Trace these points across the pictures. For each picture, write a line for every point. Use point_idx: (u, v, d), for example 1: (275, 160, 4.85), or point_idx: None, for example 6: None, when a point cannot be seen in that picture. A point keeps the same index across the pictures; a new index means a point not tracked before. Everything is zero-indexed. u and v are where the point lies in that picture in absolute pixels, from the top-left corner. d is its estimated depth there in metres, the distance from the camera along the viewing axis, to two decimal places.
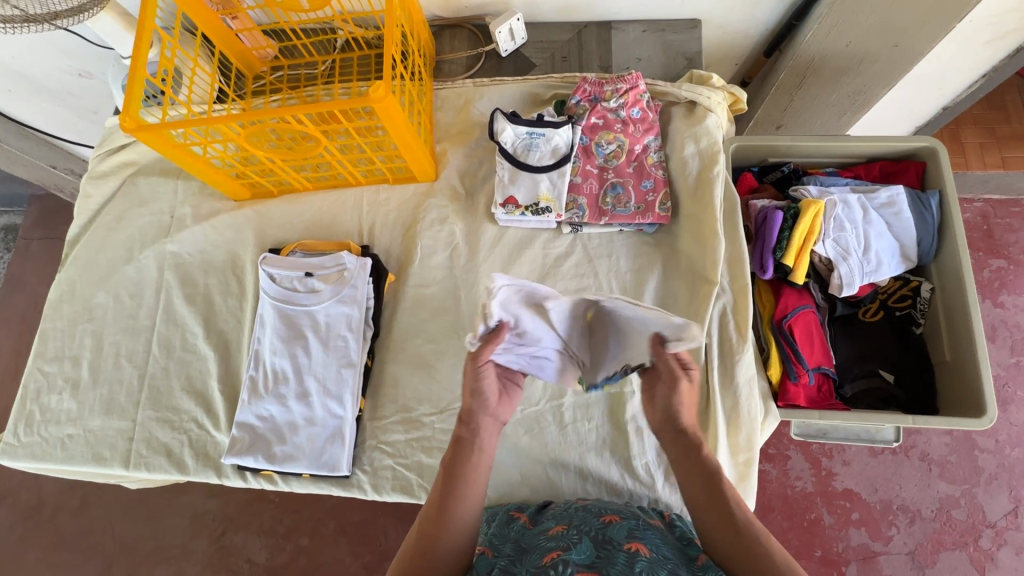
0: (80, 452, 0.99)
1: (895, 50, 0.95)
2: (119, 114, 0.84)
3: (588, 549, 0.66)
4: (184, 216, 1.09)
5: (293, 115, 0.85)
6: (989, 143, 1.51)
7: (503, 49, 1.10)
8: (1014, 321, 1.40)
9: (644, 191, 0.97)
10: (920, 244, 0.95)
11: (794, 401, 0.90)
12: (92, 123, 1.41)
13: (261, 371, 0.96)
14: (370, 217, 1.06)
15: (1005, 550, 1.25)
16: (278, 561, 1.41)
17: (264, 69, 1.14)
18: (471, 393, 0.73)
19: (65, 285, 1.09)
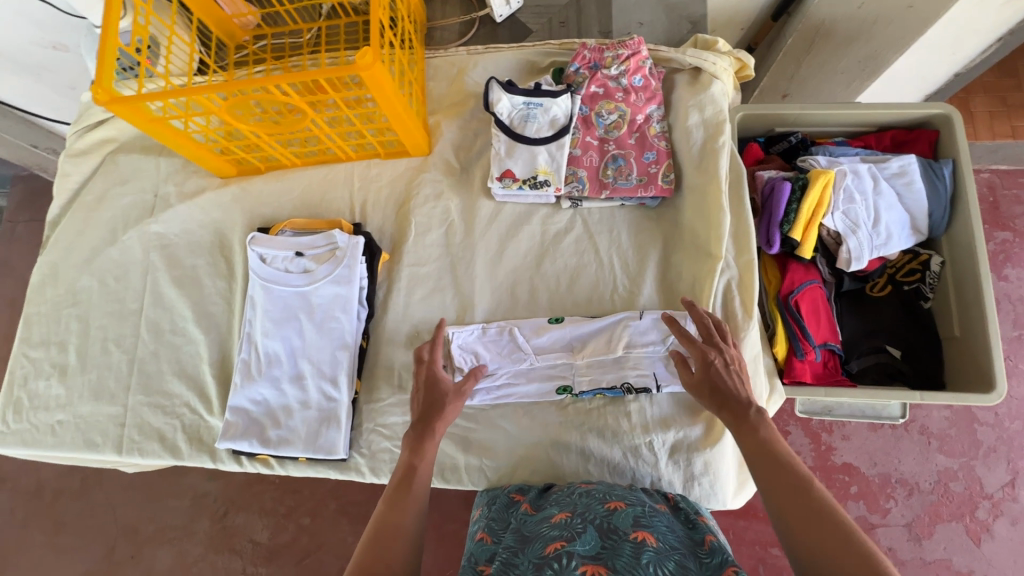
0: (71, 439, 0.97)
1: (910, 12, 0.91)
2: (90, 85, 0.79)
3: (593, 540, 0.64)
4: (168, 194, 1.05)
5: (278, 85, 0.81)
6: (999, 112, 1.46)
7: (497, 14, 1.04)
8: (1018, 295, 1.38)
9: (646, 163, 0.93)
10: (931, 216, 0.92)
11: (800, 378, 0.88)
12: (70, 99, 1.35)
13: (254, 354, 0.93)
14: (362, 193, 1.02)
15: (1002, 521, 1.26)
16: (279, 540, 1.41)
17: (247, 39, 1.08)
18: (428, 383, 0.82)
19: (48, 268, 1.05)
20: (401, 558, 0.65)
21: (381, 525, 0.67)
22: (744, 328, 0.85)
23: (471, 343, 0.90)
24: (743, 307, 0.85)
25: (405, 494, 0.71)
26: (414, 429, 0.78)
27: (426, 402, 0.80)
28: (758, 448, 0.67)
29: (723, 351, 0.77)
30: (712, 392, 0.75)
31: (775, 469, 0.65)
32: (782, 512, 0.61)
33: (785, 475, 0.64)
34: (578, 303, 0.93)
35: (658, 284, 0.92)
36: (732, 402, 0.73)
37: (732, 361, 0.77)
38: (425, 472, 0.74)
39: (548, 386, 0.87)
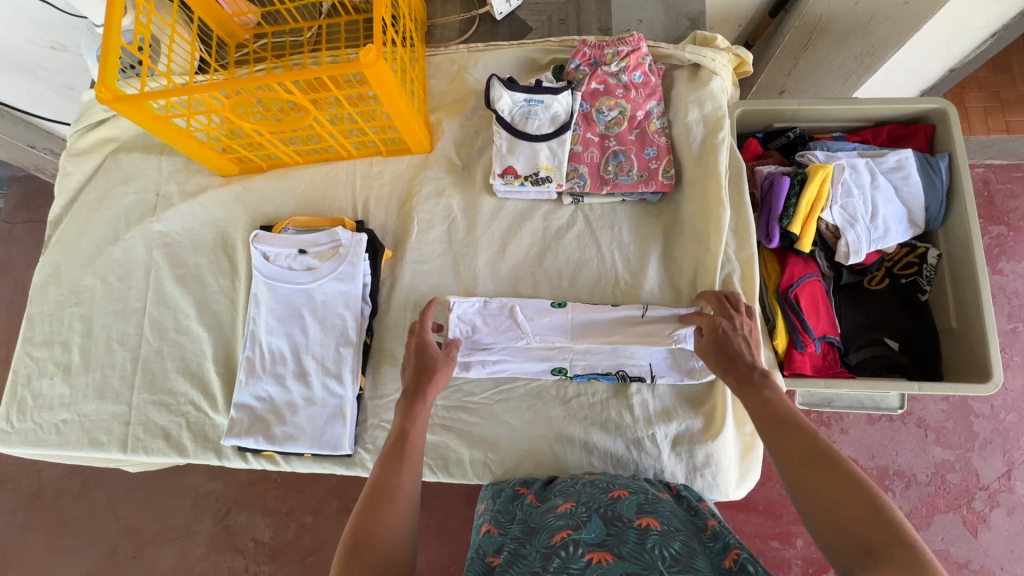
0: (76, 438, 0.97)
1: (907, 8, 0.91)
2: (94, 84, 0.79)
3: (598, 527, 0.65)
4: (170, 193, 1.05)
5: (280, 82, 0.81)
6: (992, 108, 1.48)
7: (497, 11, 1.05)
8: (1012, 288, 1.40)
9: (646, 159, 0.94)
10: (928, 210, 0.93)
11: (800, 370, 0.89)
12: (69, 99, 1.35)
13: (258, 351, 0.94)
14: (364, 191, 1.02)
15: (998, 512, 1.28)
16: (282, 539, 1.42)
17: (247, 38, 1.08)
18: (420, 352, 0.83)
19: (50, 268, 1.05)
20: (400, 517, 0.65)
21: (377, 487, 0.67)
22: None
23: (469, 315, 0.89)
24: (744, 298, 0.87)
25: (398, 456, 0.71)
26: (407, 396, 0.79)
27: (416, 370, 0.82)
28: (763, 408, 0.66)
29: (733, 319, 0.78)
30: (718, 354, 0.75)
31: (783, 426, 0.62)
32: (790, 471, 0.59)
33: (793, 432, 0.61)
34: (580, 297, 0.94)
35: (660, 280, 0.93)
36: (736, 365, 0.73)
37: (741, 327, 0.77)
38: (418, 434, 0.74)
39: (544, 366, 0.88)
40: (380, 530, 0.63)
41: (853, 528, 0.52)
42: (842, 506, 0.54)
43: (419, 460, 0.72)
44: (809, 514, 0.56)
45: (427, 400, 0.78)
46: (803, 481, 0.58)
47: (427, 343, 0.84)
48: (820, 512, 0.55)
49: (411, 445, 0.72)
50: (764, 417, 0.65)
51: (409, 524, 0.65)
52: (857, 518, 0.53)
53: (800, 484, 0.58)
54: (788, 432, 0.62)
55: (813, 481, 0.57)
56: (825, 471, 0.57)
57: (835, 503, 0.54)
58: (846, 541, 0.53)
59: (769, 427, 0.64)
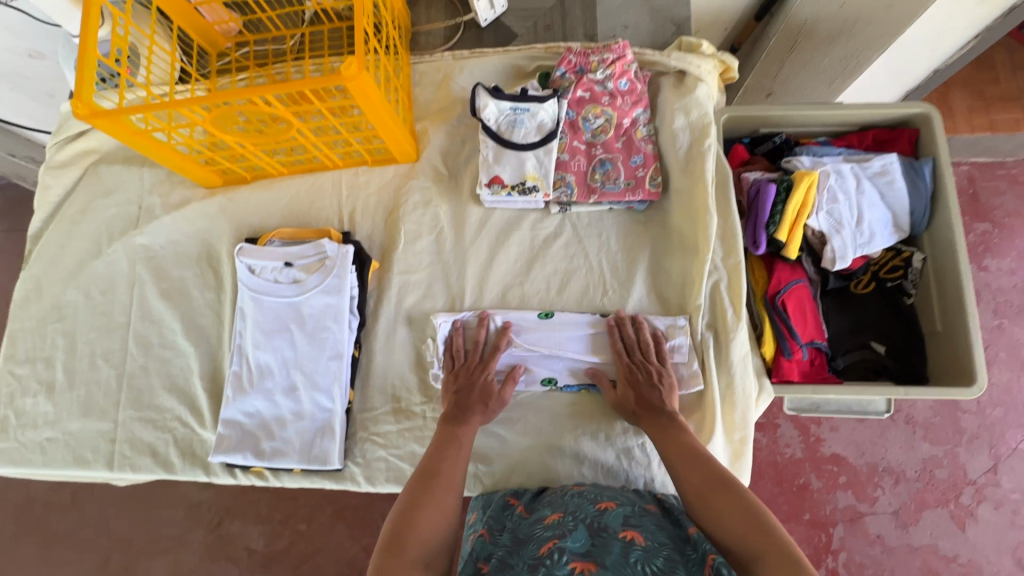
0: (61, 456, 0.96)
1: (889, 12, 0.93)
2: (69, 99, 0.78)
3: (583, 538, 0.66)
4: (153, 206, 1.03)
5: (261, 96, 0.80)
6: (976, 106, 1.49)
7: (482, 18, 1.04)
8: (997, 285, 1.42)
9: (633, 166, 0.94)
10: (912, 214, 0.94)
11: (788, 376, 0.90)
12: (48, 108, 1.33)
13: (245, 366, 0.93)
14: (350, 202, 1.01)
15: (985, 506, 1.29)
16: (276, 547, 1.41)
17: (229, 46, 1.07)
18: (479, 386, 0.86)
19: (32, 283, 1.04)
20: (431, 525, 0.70)
21: (412, 499, 0.72)
22: (732, 331, 0.86)
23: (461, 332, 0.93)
24: (731, 308, 0.86)
25: (432, 474, 0.75)
26: (451, 416, 0.83)
27: (464, 394, 0.86)
28: (672, 443, 0.76)
29: (651, 367, 0.85)
30: (636, 404, 0.83)
31: (686, 460, 0.73)
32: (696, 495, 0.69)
33: (696, 462, 0.72)
34: (569, 306, 0.94)
35: (649, 287, 0.93)
36: (650, 412, 0.81)
37: (659, 375, 0.84)
38: (457, 455, 0.79)
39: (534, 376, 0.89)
40: (413, 534, 0.68)
41: (750, 542, 0.62)
42: (737, 522, 0.64)
43: (454, 477, 0.76)
44: (715, 536, 0.66)
45: (472, 424, 0.83)
46: (705, 509, 0.68)
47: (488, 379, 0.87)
48: (721, 533, 0.65)
49: (449, 464, 0.77)
50: (670, 452, 0.75)
51: (441, 532, 0.71)
52: (748, 531, 0.63)
53: (702, 511, 0.68)
54: (691, 466, 0.72)
55: (714, 507, 0.67)
56: (723, 495, 0.67)
57: (733, 523, 0.64)
58: (745, 558, 0.62)
59: (676, 461, 0.73)
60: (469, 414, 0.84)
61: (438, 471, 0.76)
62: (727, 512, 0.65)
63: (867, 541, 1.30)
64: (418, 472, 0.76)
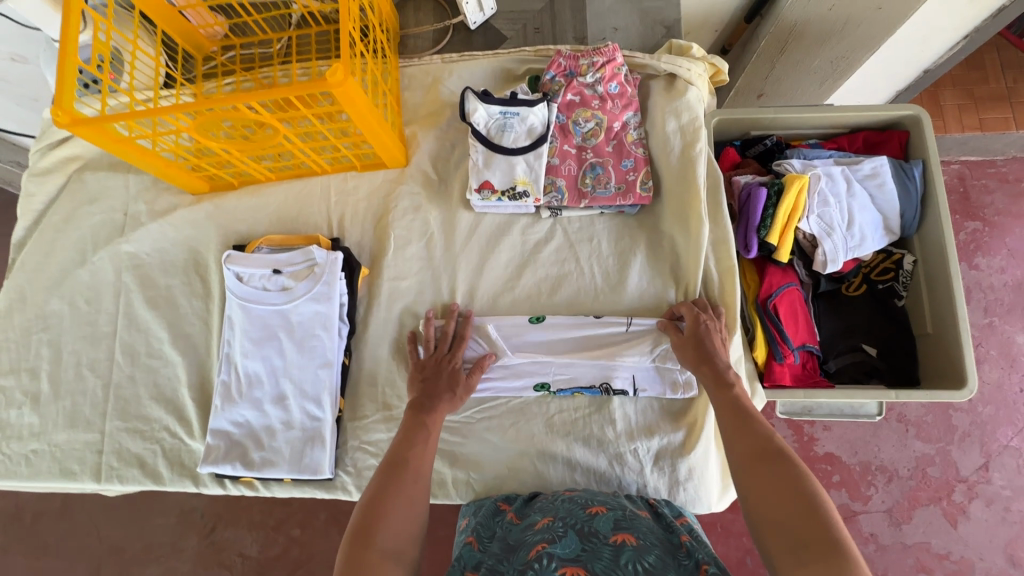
0: (47, 468, 0.95)
1: (879, 13, 0.92)
2: (50, 107, 0.76)
3: (573, 542, 0.66)
4: (138, 213, 1.02)
5: (246, 102, 0.78)
6: (967, 105, 1.49)
7: (471, 21, 1.03)
8: (988, 283, 1.42)
9: (624, 170, 0.93)
10: (903, 216, 0.94)
11: (780, 381, 0.90)
12: (33, 112, 1.31)
13: (234, 375, 0.92)
14: (339, 208, 1.00)
15: (976, 503, 1.30)
16: (270, 553, 1.40)
17: (215, 50, 1.05)
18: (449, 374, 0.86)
19: (15, 292, 1.02)
20: (399, 514, 0.69)
21: (380, 489, 0.71)
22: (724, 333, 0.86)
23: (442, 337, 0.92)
24: (723, 312, 0.86)
25: (400, 463, 0.74)
26: (418, 406, 0.82)
27: (432, 384, 0.85)
28: (731, 410, 0.75)
29: (715, 319, 0.84)
30: (696, 343, 0.81)
31: (743, 431, 0.71)
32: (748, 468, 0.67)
33: (752, 433, 0.70)
34: (559, 311, 0.93)
35: (640, 292, 0.93)
36: (711, 361, 0.79)
37: (722, 330, 0.83)
38: (423, 446, 0.77)
39: (526, 383, 0.87)
40: (381, 524, 0.67)
41: (795, 526, 0.59)
42: (785, 503, 0.62)
43: (419, 469, 0.75)
44: (753, 515, 0.64)
45: (440, 412, 0.82)
46: (748, 480, 0.67)
47: (454, 367, 0.86)
48: (762, 509, 0.63)
49: (417, 453, 0.76)
50: (728, 418, 0.74)
51: (410, 523, 0.69)
52: (796, 513, 0.60)
53: (744, 485, 0.67)
54: (746, 435, 0.71)
55: (759, 483, 0.65)
56: (774, 473, 0.65)
57: (778, 502, 0.62)
58: (788, 538, 0.59)
59: (732, 427, 0.72)
60: (437, 404, 0.83)
61: (407, 461, 0.74)
62: (773, 492, 0.63)
63: (860, 539, 1.30)
64: (386, 460, 0.75)
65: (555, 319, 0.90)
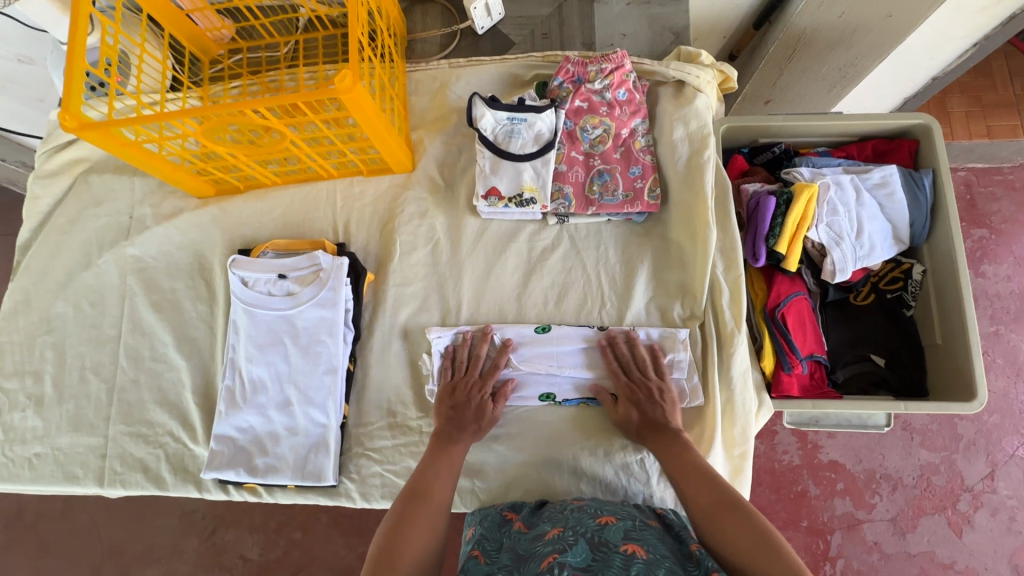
0: (50, 472, 0.94)
1: (889, 20, 0.92)
2: (57, 111, 0.76)
3: (583, 553, 0.66)
4: (144, 217, 1.02)
5: (253, 107, 0.78)
6: (974, 112, 1.49)
7: (479, 26, 1.03)
8: (994, 291, 1.41)
9: (632, 177, 0.93)
10: (912, 226, 0.93)
11: (788, 392, 0.89)
12: (38, 113, 1.30)
13: (238, 381, 0.91)
14: (345, 213, 1.00)
15: (982, 513, 1.29)
16: (271, 556, 1.40)
17: (222, 53, 1.05)
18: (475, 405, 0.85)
19: (20, 294, 1.02)
20: (417, 547, 0.71)
21: (398, 519, 0.73)
22: (733, 342, 0.85)
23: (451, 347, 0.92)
24: (732, 322, 0.86)
25: (421, 493, 0.76)
26: (440, 435, 0.83)
27: (456, 409, 0.85)
28: (678, 463, 0.77)
29: (648, 384, 0.84)
30: (639, 425, 0.83)
31: (697, 482, 0.73)
32: (710, 519, 0.70)
33: (703, 482, 0.73)
34: (566, 319, 0.93)
35: (648, 301, 0.92)
36: (654, 429, 0.81)
37: (659, 393, 0.84)
38: (447, 474, 0.79)
39: (533, 391, 0.87)
40: (400, 556, 0.70)
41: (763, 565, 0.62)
42: (748, 545, 0.65)
43: (442, 498, 0.77)
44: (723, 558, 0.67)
45: (465, 443, 0.83)
46: (713, 528, 0.69)
47: (483, 397, 0.85)
48: (732, 558, 0.66)
49: (439, 483, 0.78)
50: (678, 474, 0.75)
51: (429, 552, 0.72)
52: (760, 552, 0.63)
53: (711, 533, 0.69)
54: (700, 486, 0.73)
55: (724, 529, 0.68)
56: (734, 518, 0.68)
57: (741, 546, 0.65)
58: None
59: (684, 481, 0.74)
60: (461, 434, 0.83)
61: (429, 491, 0.77)
62: (736, 536, 0.66)
63: (865, 548, 1.29)
64: (404, 490, 0.77)
65: (563, 328, 0.90)
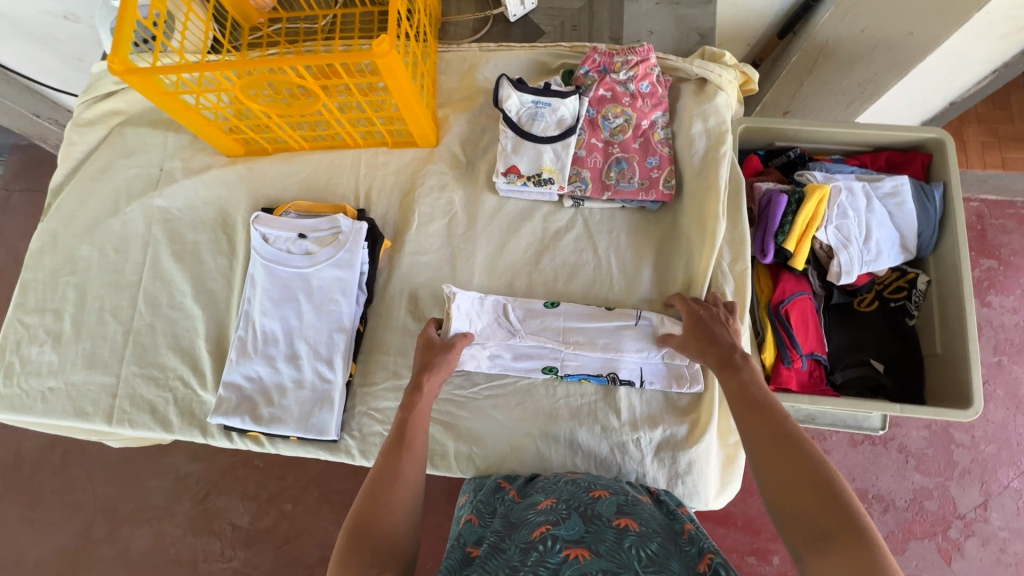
0: (61, 407, 0.97)
1: (911, 38, 0.94)
2: (107, 55, 0.80)
3: (577, 525, 0.62)
4: (173, 169, 1.05)
5: (292, 66, 0.82)
6: (990, 143, 1.50)
7: (511, 13, 1.07)
8: (999, 322, 1.42)
9: (649, 167, 0.95)
10: (920, 236, 0.95)
11: (786, 384, 0.91)
12: (77, 71, 1.35)
13: (251, 332, 0.94)
14: (367, 180, 1.03)
15: (972, 541, 1.29)
16: (260, 525, 1.41)
17: (262, 21, 1.09)
18: (424, 346, 0.84)
19: (47, 235, 1.05)
20: (402, 505, 0.67)
21: (379, 475, 0.69)
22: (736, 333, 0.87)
23: (465, 312, 0.89)
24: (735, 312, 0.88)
25: (401, 446, 0.73)
26: (409, 388, 0.80)
27: (420, 362, 0.83)
28: (741, 393, 0.68)
29: (716, 312, 0.81)
30: (704, 336, 0.78)
31: (754, 414, 0.65)
32: (760, 454, 0.62)
33: (758, 413, 0.65)
34: (574, 298, 0.95)
35: (654, 288, 0.94)
36: (723, 351, 0.74)
37: (727, 321, 0.80)
38: (419, 424, 0.76)
39: (537, 364, 0.89)
40: (383, 516, 0.65)
41: (814, 513, 0.55)
42: (796, 484, 0.57)
43: (422, 451, 0.74)
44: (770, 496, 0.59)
45: (430, 388, 0.80)
46: (763, 463, 0.61)
47: (431, 342, 0.85)
48: (779, 496, 0.58)
49: (415, 435, 0.74)
50: (736, 402, 0.67)
51: (413, 511, 0.68)
52: (812, 506, 0.55)
53: (761, 466, 0.61)
54: (755, 417, 0.64)
55: (774, 465, 0.60)
56: (783, 456, 0.60)
57: (788, 493, 0.57)
58: (812, 532, 0.55)
59: (739, 412, 0.66)
60: (420, 380, 0.80)
61: (408, 442, 0.73)
62: (792, 478, 0.58)
63: None
64: (384, 448, 0.74)
65: (570, 306, 0.92)
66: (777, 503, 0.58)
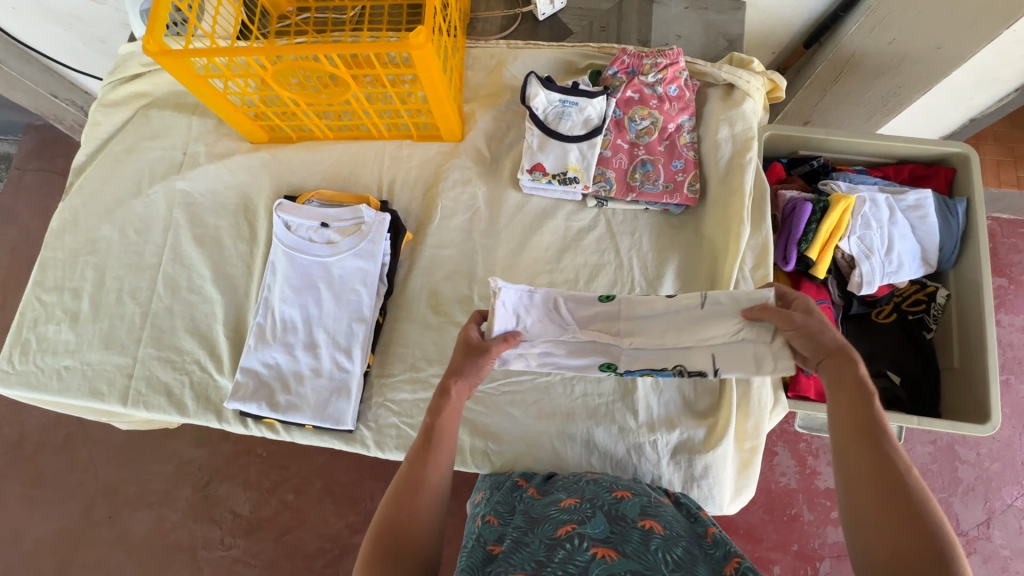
0: (76, 385, 0.97)
1: (938, 52, 0.93)
2: (141, 36, 0.79)
3: (603, 524, 0.63)
4: (197, 154, 1.05)
5: (326, 54, 0.81)
6: (1005, 162, 1.51)
7: (540, 12, 1.07)
8: (1008, 340, 1.42)
9: (673, 170, 0.95)
10: (941, 250, 0.95)
11: (804, 393, 0.89)
12: (99, 53, 1.34)
13: (270, 319, 0.94)
14: (391, 172, 1.03)
15: (973, 558, 1.29)
16: (262, 514, 1.41)
17: (290, 10, 1.09)
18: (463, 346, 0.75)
19: (68, 214, 1.05)
20: (425, 515, 0.65)
21: (403, 482, 0.66)
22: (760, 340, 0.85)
23: (513, 308, 0.77)
24: None
25: (427, 450, 0.68)
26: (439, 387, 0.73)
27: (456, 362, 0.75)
28: (851, 401, 0.58)
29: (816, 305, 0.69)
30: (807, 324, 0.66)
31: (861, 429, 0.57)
32: (859, 474, 0.55)
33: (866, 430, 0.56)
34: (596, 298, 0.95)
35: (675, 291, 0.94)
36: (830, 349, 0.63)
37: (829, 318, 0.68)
38: (448, 428, 0.70)
39: (593, 361, 0.77)
40: (405, 526, 0.63)
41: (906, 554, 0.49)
42: (893, 519, 0.51)
43: (449, 457, 0.69)
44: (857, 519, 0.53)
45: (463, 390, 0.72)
46: (858, 485, 0.54)
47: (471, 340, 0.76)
48: (868, 523, 0.52)
49: (443, 442, 0.69)
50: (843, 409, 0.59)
51: (437, 518, 0.66)
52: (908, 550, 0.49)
53: (856, 487, 0.54)
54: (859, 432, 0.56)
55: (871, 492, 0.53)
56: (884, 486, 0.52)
57: (880, 524, 0.51)
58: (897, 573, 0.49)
59: (845, 421, 0.58)
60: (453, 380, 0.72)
61: (435, 448, 0.69)
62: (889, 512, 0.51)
63: None
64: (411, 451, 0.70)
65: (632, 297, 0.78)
66: (862, 530, 0.52)
